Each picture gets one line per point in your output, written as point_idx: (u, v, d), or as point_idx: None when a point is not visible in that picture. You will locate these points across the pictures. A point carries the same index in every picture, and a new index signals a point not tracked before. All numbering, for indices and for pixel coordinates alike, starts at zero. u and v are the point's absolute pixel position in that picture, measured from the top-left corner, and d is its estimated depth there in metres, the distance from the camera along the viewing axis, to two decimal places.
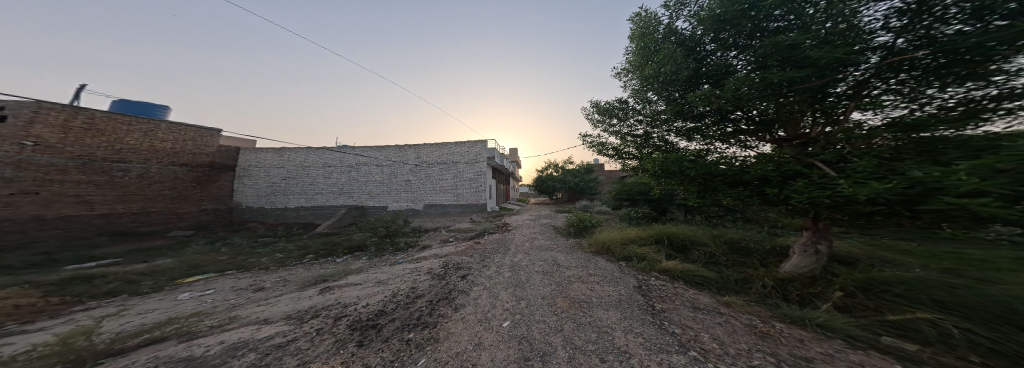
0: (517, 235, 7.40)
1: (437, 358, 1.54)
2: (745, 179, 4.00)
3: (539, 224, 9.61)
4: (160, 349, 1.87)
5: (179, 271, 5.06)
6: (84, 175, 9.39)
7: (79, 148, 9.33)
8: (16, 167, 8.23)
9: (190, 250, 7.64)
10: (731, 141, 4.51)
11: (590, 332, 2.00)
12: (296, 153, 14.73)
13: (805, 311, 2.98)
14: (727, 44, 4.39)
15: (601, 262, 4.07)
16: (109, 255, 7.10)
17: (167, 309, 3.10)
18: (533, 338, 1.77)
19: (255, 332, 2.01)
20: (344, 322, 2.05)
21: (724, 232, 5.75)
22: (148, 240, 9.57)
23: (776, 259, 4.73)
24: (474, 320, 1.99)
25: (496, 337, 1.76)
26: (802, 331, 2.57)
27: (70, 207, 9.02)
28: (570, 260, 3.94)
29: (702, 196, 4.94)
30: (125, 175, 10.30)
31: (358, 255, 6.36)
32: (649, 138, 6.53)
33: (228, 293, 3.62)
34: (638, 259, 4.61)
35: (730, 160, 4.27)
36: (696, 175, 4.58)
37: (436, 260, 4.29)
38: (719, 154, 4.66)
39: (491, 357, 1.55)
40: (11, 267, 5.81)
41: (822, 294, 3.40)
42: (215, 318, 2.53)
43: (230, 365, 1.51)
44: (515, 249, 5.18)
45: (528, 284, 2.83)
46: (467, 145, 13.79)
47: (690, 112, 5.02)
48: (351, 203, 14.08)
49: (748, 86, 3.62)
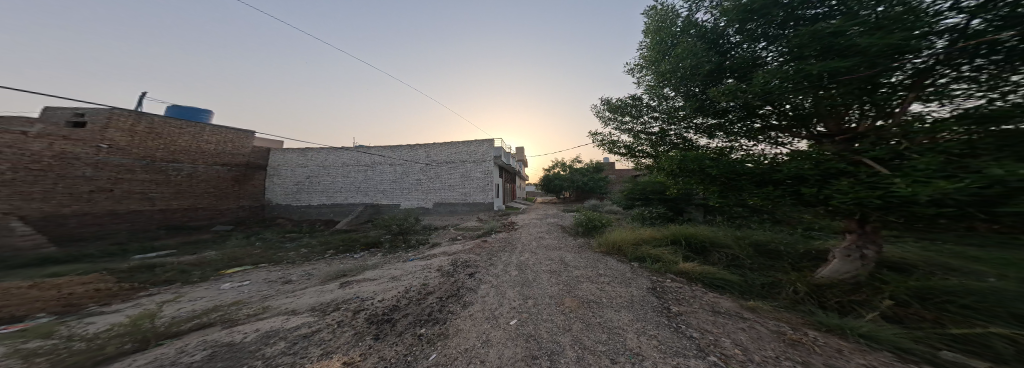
0: (524, 234, 7.40)
1: (447, 354, 1.60)
2: (775, 179, 3.74)
3: (546, 224, 9.53)
4: (206, 334, 2.08)
5: (221, 263, 5.56)
6: (147, 174, 10.57)
7: (142, 149, 10.54)
8: (94, 167, 9.27)
9: (228, 244, 8.35)
10: (760, 138, 4.25)
11: (600, 333, 1.97)
12: (317, 154, 15.61)
13: (846, 320, 2.72)
14: (754, 35, 4.18)
15: (613, 262, 3.99)
16: (162, 247, 7.94)
17: (211, 297, 3.42)
18: (540, 337, 1.78)
19: (284, 322, 2.18)
20: (362, 316, 2.17)
21: (750, 234, 5.39)
22: (195, 234, 10.60)
23: (811, 263, 4.37)
24: (481, 316, 2.04)
25: (502, 334, 1.79)
26: (842, 342, 2.35)
27: (136, 202, 10.19)
28: (583, 260, 3.87)
29: (725, 196, 4.71)
30: (178, 174, 11.48)
31: (373, 252, 6.63)
32: (665, 135, 6.43)
33: (263, 284, 3.93)
34: (653, 261, 4.43)
35: (758, 159, 4.06)
36: (718, 174, 4.39)
37: (447, 258, 4.41)
38: (744, 152, 4.44)
39: (499, 354, 1.60)
40: (89, 255, 6.69)
41: (868, 303, 3.09)
42: (250, 308, 2.76)
43: (265, 351, 1.66)
44: (521, 248, 5.18)
45: (536, 283, 2.82)
46: (475, 146, 13.99)
47: (712, 108, 4.87)
48: (366, 201, 14.71)
49: (782, 79, 3.41)
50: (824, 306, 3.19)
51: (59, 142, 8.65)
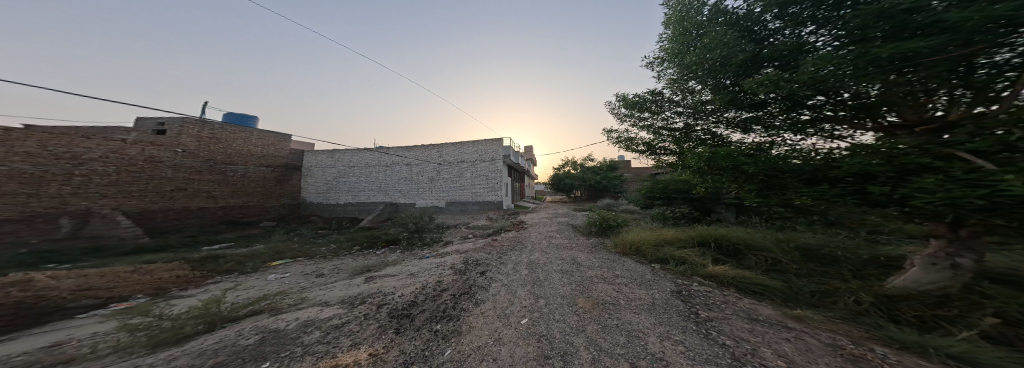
0: (534, 233, 7.36)
1: (461, 351, 1.65)
2: (833, 176, 3.28)
3: (557, 223, 9.39)
4: (258, 320, 2.35)
5: (268, 255, 6.23)
6: (211, 175, 12.22)
7: (207, 153, 12.18)
8: (174, 169, 11.04)
9: (271, 239, 9.34)
10: (810, 132, 3.74)
11: (618, 335, 1.90)
12: (344, 154, 16.70)
13: (927, 337, 2.30)
14: (800, 19, 3.78)
15: (632, 264, 3.81)
16: (220, 239, 9.11)
17: (260, 287, 3.85)
18: (551, 337, 1.76)
19: (318, 312, 2.39)
20: (385, 310, 2.31)
21: (794, 236, 4.83)
22: (247, 228, 12.03)
23: (877, 271, 3.76)
24: (491, 314, 2.09)
25: (512, 332, 1.81)
26: (921, 360, 1.99)
27: (203, 200, 11.84)
28: (601, 261, 3.72)
29: (764, 195, 4.28)
30: (235, 175, 13.10)
31: (392, 249, 6.96)
32: (690, 131, 6.17)
33: (299, 276, 4.31)
34: (679, 263, 4.15)
35: (807, 154, 3.63)
36: (756, 171, 4.04)
37: (459, 256, 4.50)
38: (789, 147, 4.01)
39: (510, 352, 1.62)
40: (170, 245, 7.89)
41: (957, 318, 2.57)
42: (291, 298, 3.05)
43: (303, 339, 1.84)
44: (532, 247, 5.18)
45: (549, 283, 2.77)
46: (486, 145, 14.25)
47: (747, 101, 4.52)
48: (386, 200, 15.59)
49: (840, 64, 3.00)
50: (899, 321, 2.71)
51: (148, 148, 10.47)
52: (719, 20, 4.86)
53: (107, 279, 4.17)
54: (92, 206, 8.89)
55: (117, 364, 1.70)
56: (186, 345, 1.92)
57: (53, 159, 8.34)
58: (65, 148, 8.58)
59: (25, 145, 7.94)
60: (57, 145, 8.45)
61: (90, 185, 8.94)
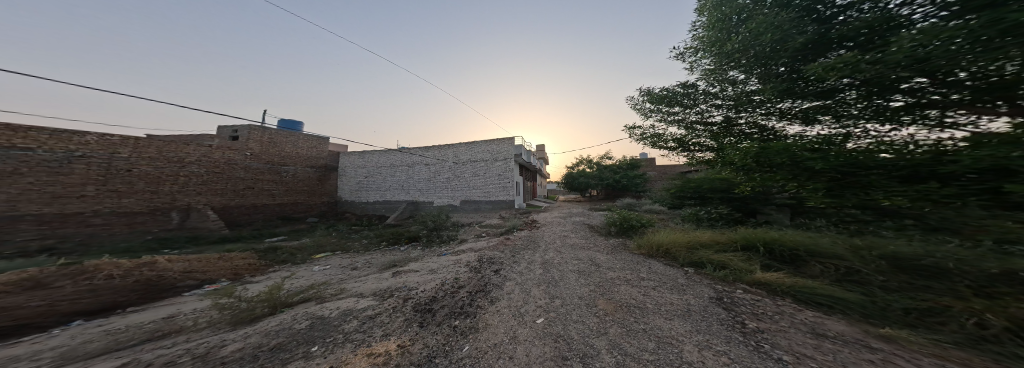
0: (547, 232, 7.14)
1: (478, 347, 1.68)
2: (946, 172, 2.39)
3: (572, 222, 9.06)
4: (306, 307, 2.67)
5: (312, 249, 6.98)
6: (270, 176, 14.01)
7: (267, 155, 13.99)
8: (245, 170, 12.88)
9: (314, 233, 10.56)
10: (907, 118, 2.81)
11: (645, 340, 1.76)
12: (371, 156, 17.51)
13: None
14: None
15: (660, 266, 3.51)
16: (274, 232, 10.58)
17: (308, 276, 4.35)
18: (570, 338, 1.71)
19: (354, 303, 2.62)
20: (410, 304, 2.45)
21: (880, 243, 3.22)
22: (296, 223, 13.81)
23: None
24: (506, 312, 2.09)
25: (527, 332, 1.79)
26: None
27: (264, 197, 13.62)
28: (625, 263, 3.50)
29: (837, 195, 3.36)
30: (287, 175, 14.91)
31: (413, 245, 7.33)
32: (732, 124, 5.63)
33: (336, 269, 4.79)
34: (719, 268, 3.71)
35: (902, 147, 2.81)
36: (825, 167, 3.37)
37: (473, 254, 4.58)
38: (874, 140, 3.22)
39: (527, 351, 1.60)
40: (239, 235, 9.38)
41: None
42: (333, 288, 3.39)
43: (343, 327, 2.04)
44: (546, 246, 5.08)
45: (565, 284, 2.66)
46: (500, 145, 14.47)
47: (810, 89, 3.85)
48: (408, 198, 16.33)
49: (953, 38, 2.18)
50: None
51: (225, 152, 12.26)
52: (767, 3, 4.45)
53: (203, 263, 5.02)
54: (191, 202, 10.92)
55: (208, 337, 2.07)
56: (255, 325, 2.25)
57: (167, 162, 10.39)
58: (174, 153, 10.65)
59: (148, 150, 10.01)
60: (169, 150, 10.53)
61: (189, 184, 10.96)
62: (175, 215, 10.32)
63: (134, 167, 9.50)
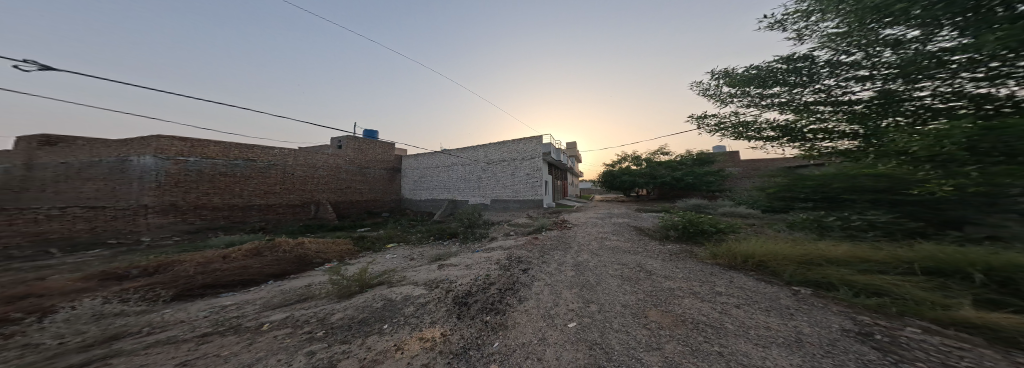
0: (579, 234, 6.49)
1: (506, 345, 1.68)
2: None
3: (614, 224, 7.92)
4: (379, 289, 3.28)
5: (384, 239, 8.42)
6: (355, 177, 16.85)
7: (360, 159, 17.27)
8: (348, 174, 16.45)
9: (386, 225, 12.88)
10: None
11: (715, 362, 1.34)
12: (419, 158, 19.12)
13: None
14: None
15: (752, 284, 2.61)
16: (360, 223, 13.62)
17: (383, 263, 5.32)
18: (609, 348, 1.52)
19: (410, 290, 3.05)
20: (451, 296, 2.66)
21: None
22: (376, 216, 17.00)
23: None
24: (536, 312, 2.05)
25: (555, 336, 1.70)
26: None
27: (354, 194, 16.68)
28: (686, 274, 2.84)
29: None
30: (371, 176, 17.84)
31: (453, 241, 7.93)
32: (899, 99, 3.57)
33: (398, 258, 5.70)
34: (868, 295, 2.37)
35: None
36: None
37: (504, 253, 4.58)
38: None
39: (555, 356, 1.50)
40: (341, 225, 12.40)
41: None
42: (397, 274, 4.04)
43: (403, 310, 2.42)
44: (578, 247, 4.78)
45: (602, 291, 2.35)
46: (527, 144, 14.85)
47: None
48: (447, 197, 17.67)
49: None
50: None
51: (333, 159, 15.80)
52: None
53: (326, 245, 6.66)
54: (320, 199, 14.91)
55: (322, 306, 2.82)
56: (351, 300, 2.93)
57: (309, 169, 14.55)
58: (313, 160, 14.79)
59: (301, 159, 14.29)
60: (312, 159, 14.73)
61: (319, 183, 14.97)
62: (312, 208, 14.46)
63: (295, 171, 13.98)
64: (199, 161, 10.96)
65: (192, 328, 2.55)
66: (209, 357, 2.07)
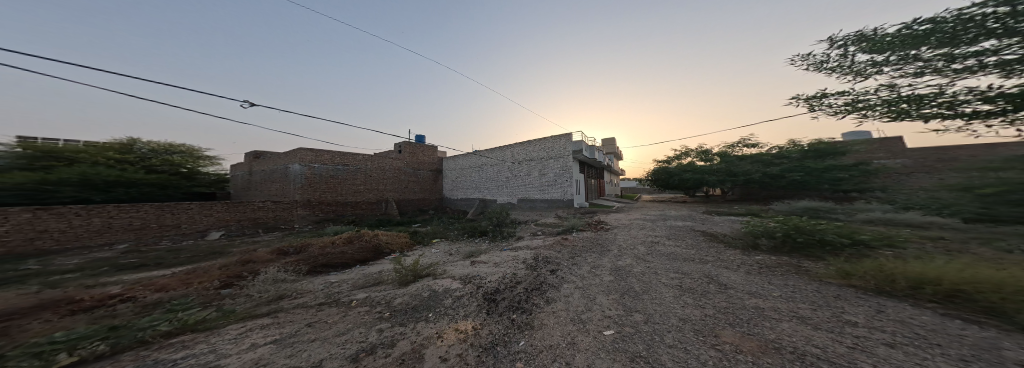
0: (616, 235, 7.45)
1: (532, 345, 1.66)
2: None
3: (661, 236, 7.21)
4: (424, 280, 3.69)
5: (432, 233, 9.48)
6: (414, 178, 19.73)
7: (416, 163, 20.08)
8: (409, 176, 19.39)
9: (433, 222, 14.42)
10: None
11: None
12: (455, 160, 20.96)
13: None
14: None
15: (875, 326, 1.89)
16: (420, 218, 16.27)
17: (432, 255, 6.04)
18: (651, 360, 1.33)
19: (447, 283, 3.34)
20: (481, 292, 2.78)
21: None
22: (431, 211, 19.56)
23: None
24: (564, 315, 2.07)
25: (587, 341, 1.63)
26: None
27: (412, 193, 19.55)
28: (758, 288, 2.95)
29: None
30: (424, 178, 20.51)
31: (484, 238, 8.52)
32: None
33: (441, 253, 6.28)
34: None
35: None
36: None
37: (530, 252, 5.12)
38: None
39: (583, 359, 1.41)
40: (395, 221, 14.49)
41: None
42: (442, 267, 4.49)
43: (446, 298, 2.71)
44: (620, 250, 5.42)
45: (665, 303, 2.28)
46: (555, 142, 15.79)
47: None
48: (478, 196, 19.19)
49: None
50: None
51: (396, 162, 18.70)
52: None
53: (393, 236, 7.85)
54: (387, 196, 17.79)
55: (386, 291, 3.40)
56: (409, 288, 3.41)
57: (383, 172, 17.82)
58: (387, 166, 18.11)
59: (379, 164, 17.68)
60: (387, 164, 18.13)
61: (391, 182, 18.18)
62: (382, 205, 17.44)
63: (374, 172, 17.30)
64: (321, 167, 15.09)
65: (315, 297, 3.57)
66: (322, 322, 2.85)
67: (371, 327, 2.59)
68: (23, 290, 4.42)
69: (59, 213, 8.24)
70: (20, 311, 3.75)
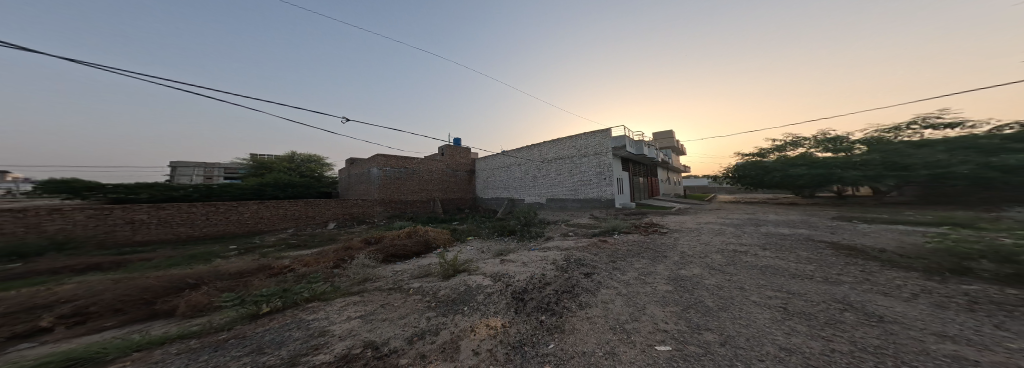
0: (672, 239, 7.18)
1: (562, 349, 1.76)
2: None
3: (749, 248, 5.81)
4: (465, 275, 3.96)
5: (474, 231, 10.07)
6: (455, 178, 22.08)
7: (456, 163, 22.37)
8: (450, 177, 21.74)
9: (469, 220, 15.08)
10: None
11: None
12: (485, 162, 22.37)
13: None
14: None
15: None
16: (464, 215, 18.17)
17: (470, 252, 6.36)
18: None
19: (479, 279, 3.63)
20: (507, 291, 3.05)
21: None
22: (473, 210, 21.64)
23: None
24: (600, 322, 2.18)
25: (626, 351, 1.66)
26: None
27: (457, 193, 22.08)
28: (965, 329, 1.94)
29: None
30: (462, 178, 22.69)
31: (511, 238, 8.84)
32: None
33: (474, 250, 6.63)
34: None
35: None
36: None
37: (561, 254, 5.67)
38: None
39: None
40: (439, 219, 16.04)
41: None
42: (482, 264, 4.69)
43: (483, 291, 3.06)
44: (678, 253, 5.58)
45: (765, 328, 2.06)
46: (590, 139, 15.78)
47: None
48: (508, 195, 20.33)
49: None
50: None
51: (439, 164, 21.13)
52: None
53: (437, 233, 8.51)
54: (437, 194, 20.62)
55: (429, 284, 3.73)
56: (449, 282, 3.68)
57: (432, 174, 20.49)
58: (436, 171, 20.73)
59: (429, 166, 20.42)
60: (434, 167, 20.69)
61: (438, 182, 20.83)
62: (431, 204, 19.97)
63: (423, 173, 19.99)
64: (390, 170, 18.30)
65: (387, 283, 4.23)
66: (387, 307, 3.30)
67: (421, 314, 2.85)
68: (251, 258, 7.19)
69: (266, 206, 13.12)
70: (249, 271, 6.08)
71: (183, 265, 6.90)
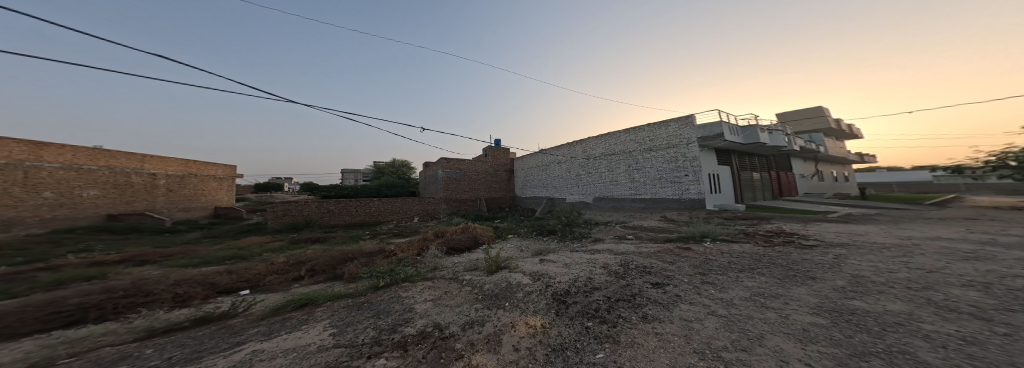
0: (815, 256, 4.70)
1: (616, 362, 1.48)
2: None
3: None
4: (509, 272, 3.86)
5: (522, 230, 9.80)
6: (498, 179, 23.21)
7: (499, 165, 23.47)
8: (495, 178, 22.99)
9: (507, 219, 15.06)
10: None
11: None
12: (523, 161, 22.55)
13: None
14: None
15: None
16: (511, 213, 18.66)
17: (517, 249, 6.17)
18: None
19: (519, 277, 3.56)
20: (549, 292, 2.85)
21: None
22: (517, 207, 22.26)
23: None
24: (675, 342, 1.74)
25: None
26: None
27: (500, 192, 23.22)
28: None
29: None
30: (502, 178, 23.55)
31: (551, 238, 8.28)
32: None
33: (515, 248, 6.45)
34: None
35: None
36: None
37: (615, 258, 4.74)
38: None
39: None
40: (483, 216, 16.82)
41: None
42: (525, 263, 4.43)
43: (523, 288, 2.98)
44: (853, 272, 3.65)
45: None
46: (659, 129, 13.25)
47: None
48: (549, 194, 19.80)
49: None
50: None
51: (484, 165, 22.64)
52: None
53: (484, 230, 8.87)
54: (485, 193, 22.18)
55: (477, 276, 3.86)
56: (492, 277, 3.66)
57: (478, 174, 22.11)
58: (482, 172, 22.30)
59: (478, 167, 22.11)
60: (480, 169, 22.26)
61: (484, 182, 22.32)
62: (481, 203, 21.50)
63: (475, 174, 21.82)
64: (450, 171, 20.59)
65: (450, 273, 4.60)
66: (449, 293, 3.58)
67: (470, 306, 2.86)
68: (376, 242, 9.75)
69: (382, 201, 17.48)
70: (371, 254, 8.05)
71: (346, 243, 10.10)
